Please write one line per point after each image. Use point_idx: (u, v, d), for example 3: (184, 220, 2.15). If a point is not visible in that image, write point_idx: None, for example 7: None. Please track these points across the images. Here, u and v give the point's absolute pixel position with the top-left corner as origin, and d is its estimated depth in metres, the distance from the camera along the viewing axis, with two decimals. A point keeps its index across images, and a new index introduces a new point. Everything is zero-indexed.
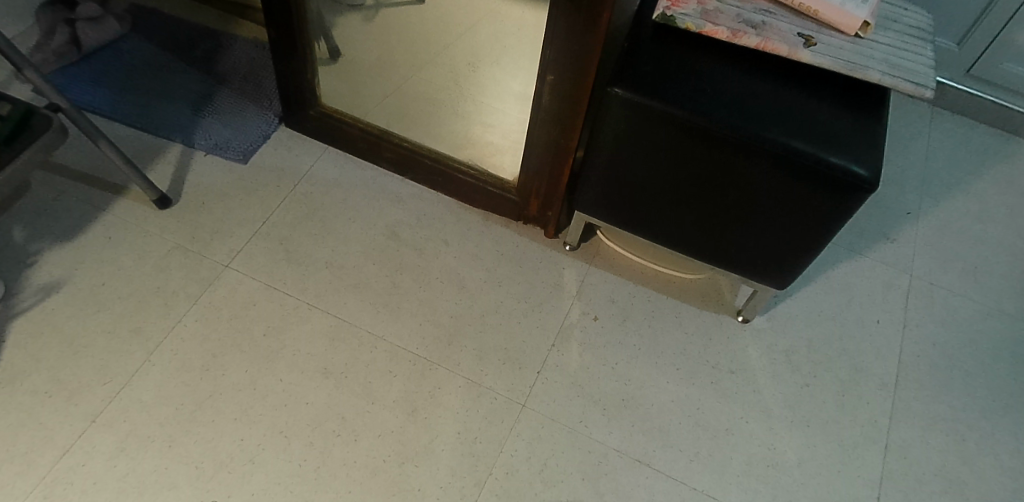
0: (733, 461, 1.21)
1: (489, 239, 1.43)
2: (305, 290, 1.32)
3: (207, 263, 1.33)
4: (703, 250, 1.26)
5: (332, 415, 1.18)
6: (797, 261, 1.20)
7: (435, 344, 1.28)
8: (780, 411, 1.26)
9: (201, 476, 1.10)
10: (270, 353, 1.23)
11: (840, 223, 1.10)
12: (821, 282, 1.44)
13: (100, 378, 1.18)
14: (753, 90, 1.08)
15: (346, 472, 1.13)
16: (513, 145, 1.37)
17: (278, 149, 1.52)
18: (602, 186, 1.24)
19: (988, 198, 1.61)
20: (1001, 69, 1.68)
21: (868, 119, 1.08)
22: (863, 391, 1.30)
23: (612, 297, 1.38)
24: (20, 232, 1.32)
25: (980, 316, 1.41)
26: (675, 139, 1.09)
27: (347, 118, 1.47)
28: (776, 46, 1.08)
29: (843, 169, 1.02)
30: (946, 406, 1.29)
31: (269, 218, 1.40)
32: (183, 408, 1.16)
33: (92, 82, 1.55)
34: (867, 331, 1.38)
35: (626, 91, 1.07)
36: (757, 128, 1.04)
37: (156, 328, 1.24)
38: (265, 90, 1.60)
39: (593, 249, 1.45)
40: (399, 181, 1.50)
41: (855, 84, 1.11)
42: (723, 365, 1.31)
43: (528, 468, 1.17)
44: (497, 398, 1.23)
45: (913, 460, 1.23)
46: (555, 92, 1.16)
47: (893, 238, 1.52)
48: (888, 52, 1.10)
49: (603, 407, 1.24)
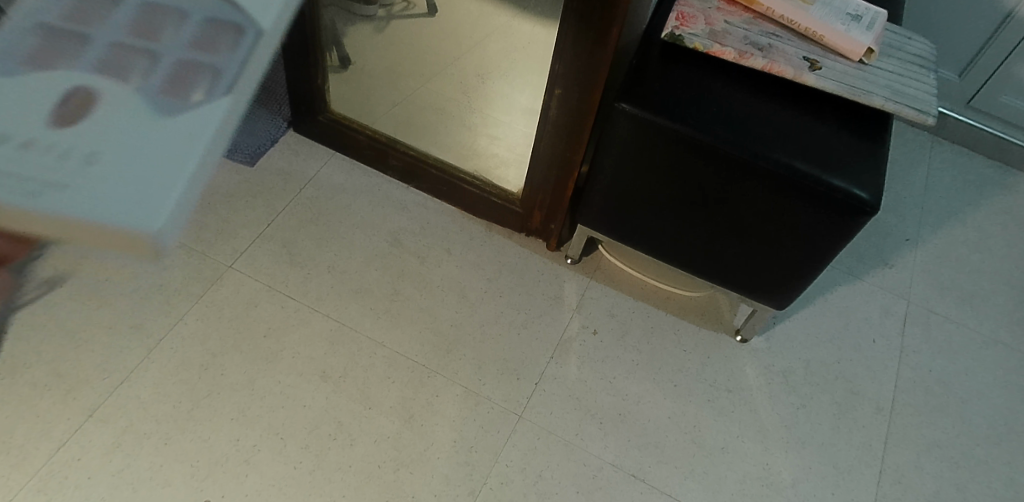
0: (727, 480, 1.21)
1: (491, 249, 1.44)
2: (306, 294, 1.32)
3: (210, 263, 1.33)
4: (703, 266, 1.27)
5: (329, 419, 1.18)
6: (798, 283, 1.21)
7: (434, 352, 1.28)
8: (777, 432, 1.27)
9: (195, 475, 1.10)
10: (269, 354, 1.24)
11: (840, 245, 1.11)
12: (820, 303, 1.45)
13: (100, 373, 1.18)
14: (757, 110, 1.10)
15: (341, 476, 1.13)
16: (518, 158, 1.39)
17: (285, 154, 1.53)
18: (605, 202, 1.25)
19: (985, 228, 1.62)
20: (1001, 101, 1.70)
21: (870, 144, 1.09)
22: (857, 416, 1.30)
23: (611, 312, 1.39)
24: None
25: (976, 345, 1.42)
26: (678, 155, 1.10)
27: (354, 125, 1.49)
28: (781, 69, 1.10)
29: (845, 192, 1.04)
30: (940, 432, 1.30)
31: (273, 221, 1.41)
32: (181, 405, 1.16)
33: None
34: (864, 355, 1.38)
35: (633, 106, 1.08)
36: (760, 147, 1.05)
37: (157, 325, 1.24)
38: (276, 94, 1.60)
39: (594, 263, 1.46)
40: (403, 188, 1.51)
41: (857, 110, 1.13)
42: (721, 383, 1.32)
43: (523, 479, 1.17)
44: (494, 409, 1.23)
45: (907, 485, 1.23)
46: (563, 107, 1.18)
47: (892, 263, 1.54)
48: (892, 79, 1.12)
49: (599, 421, 1.24)
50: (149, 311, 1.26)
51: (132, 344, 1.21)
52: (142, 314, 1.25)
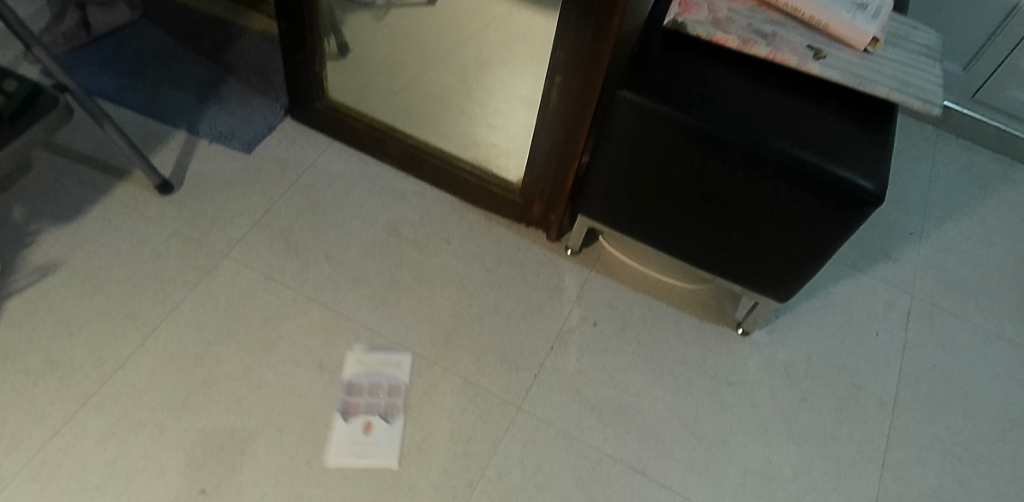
0: (727, 473, 1.20)
1: (491, 239, 1.43)
2: (303, 283, 1.31)
3: (206, 251, 1.32)
4: (705, 258, 1.25)
5: (326, 408, 1.17)
6: (801, 275, 1.19)
7: (432, 341, 1.27)
8: (779, 425, 1.26)
9: (190, 464, 1.09)
10: (265, 343, 1.22)
11: (844, 237, 1.10)
12: (822, 297, 1.44)
13: (94, 361, 1.16)
14: (760, 100, 1.08)
15: (338, 466, 1.12)
16: (518, 147, 1.37)
17: (282, 141, 1.51)
18: (606, 192, 1.24)
19: (989, 222, 1.61)
20: (1006, 94, 1.68)
21: (875, 134, 1.07)
22: (860, 410, 1.29)
23: (611, 303, 1.37)
24: (20, 211, 1.32)
25: (979, 339, 1.41)
26: (680, 145, 1.09)
27: (352, 113, 1.46)
28: (785, 57, 1.08)
29: (850, 182, 1.02)
30: (943, 428, 1.28)
31: (270, 209, 1.40)
32: (176, 394, 1.15)
33: (100, 66, 1.55)
34: (867, 349, 1.37)
35: (634, 95, 1.07)
36: (764, 137, 1.04)
37: (152, 313, 1.23)
38: (273, 82, 1.59)
39: (594, 254, 1.44)
40: (402, 177, 1.50)
41: (862, 100, 1.11)
42: (721, 376, 1.31)
43: (522, 470, 1.15)
44: (492, 400, 1.22)
45: (909, 480, 1.22)
46: (564, 94, 1.16)
47: (895, 258, 1.52)
48: (898, 69, 1.10)
49: (598, 413, 1.23)
50: (144, 299, 1.24)
51: (127, 332, 1.20)
52: (137, 303, 1.23)
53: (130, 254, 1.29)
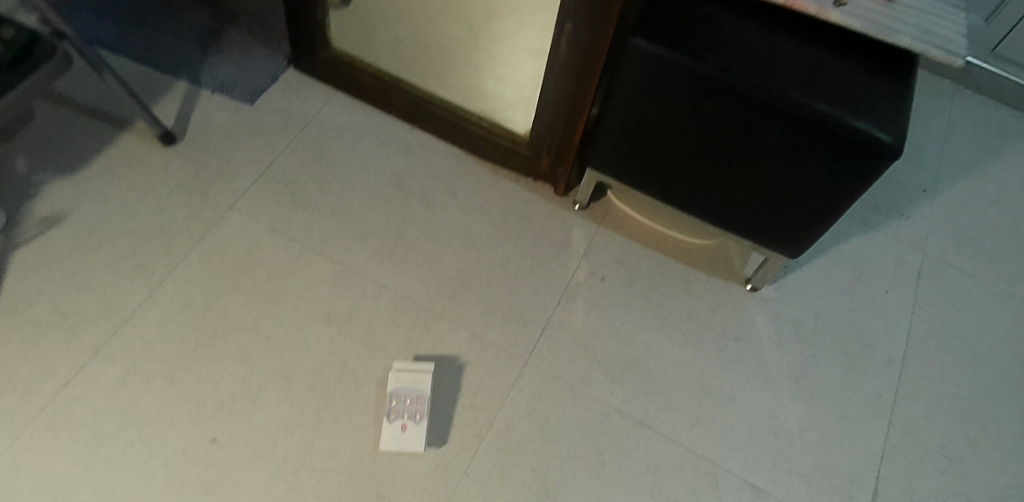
0: (733, 427, 1.20)
1: (498, 194, 1.41)
2: (309, 236, 1.30)
3: (211, 204, 1.30)
4: (716, 212, 1.24)
5: (334, 360, 1.17)
6: (813, 229, 1.18)
7: (439, 295, 1.27)
8: (786, 381, 1.26)
9: (200, 414, 1.10)
10: (273, 296, 1.22)
11: (859, 190, 1.08)
12: (833, 254, 1.43)
13: (102, 312, 1.16)
14: (778, 49, 1.05)
15: (347, 418, 1.13)
16: (526, 100, 1.35)
17: (285, 92, 1.48)
18: (616, 144, 1.21)
19: (1005, 180, 1.58)
20: None
21: (894, 85, 1.04)
22: (868, 367, 1.29)
23: (619, 259, 1.36)
24: (22, 162, 1.30)
25: (990, 298, 1.40)
26: (694, 95, 1.06)
27: (357, 63, 1.43)
28: (803, 4, 1.04)
29: (867, 135, 1.00)
30: (950, 384, 1.29)
31: (274, 162, 1.38)
32: (185, 345, 1.15)
33: (99, 13, 1.51)
34: (876, 306, 1.36)
35: (647, 42, 1.04)
36: (781, 87, 1.01)
37: (158, 265, 1.22)
38: (274, 31, 1.55)
39: (602, 209, 1.43)
40: (408, 130, 1.47)
41: (882, 50, 1.08)
42: (729, 331, 1.30)
43: (529, 423, 1.16)
44: (500, 354, 1.22)
45: (914, 436, 1.23)
46: (573, 43, 1.13)
47: (908, 216, 1.50)
48: (920, 17, 1.06)
49: (606, 368, 1.23)
50: (150, 251, 1.23)
51: (134, 284, 1.20)
52: (143, 254, 1.23)
53: (134, 205, 1.28)
